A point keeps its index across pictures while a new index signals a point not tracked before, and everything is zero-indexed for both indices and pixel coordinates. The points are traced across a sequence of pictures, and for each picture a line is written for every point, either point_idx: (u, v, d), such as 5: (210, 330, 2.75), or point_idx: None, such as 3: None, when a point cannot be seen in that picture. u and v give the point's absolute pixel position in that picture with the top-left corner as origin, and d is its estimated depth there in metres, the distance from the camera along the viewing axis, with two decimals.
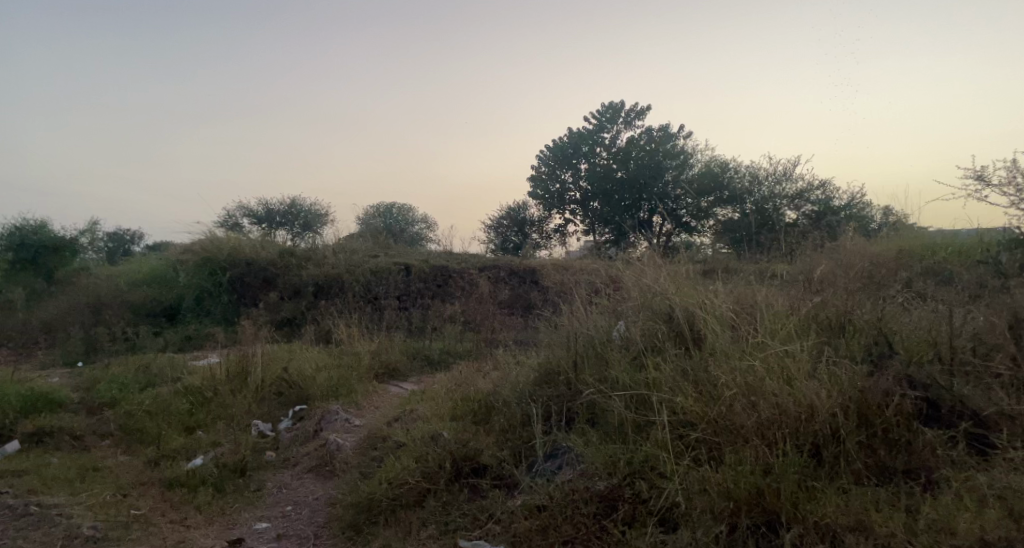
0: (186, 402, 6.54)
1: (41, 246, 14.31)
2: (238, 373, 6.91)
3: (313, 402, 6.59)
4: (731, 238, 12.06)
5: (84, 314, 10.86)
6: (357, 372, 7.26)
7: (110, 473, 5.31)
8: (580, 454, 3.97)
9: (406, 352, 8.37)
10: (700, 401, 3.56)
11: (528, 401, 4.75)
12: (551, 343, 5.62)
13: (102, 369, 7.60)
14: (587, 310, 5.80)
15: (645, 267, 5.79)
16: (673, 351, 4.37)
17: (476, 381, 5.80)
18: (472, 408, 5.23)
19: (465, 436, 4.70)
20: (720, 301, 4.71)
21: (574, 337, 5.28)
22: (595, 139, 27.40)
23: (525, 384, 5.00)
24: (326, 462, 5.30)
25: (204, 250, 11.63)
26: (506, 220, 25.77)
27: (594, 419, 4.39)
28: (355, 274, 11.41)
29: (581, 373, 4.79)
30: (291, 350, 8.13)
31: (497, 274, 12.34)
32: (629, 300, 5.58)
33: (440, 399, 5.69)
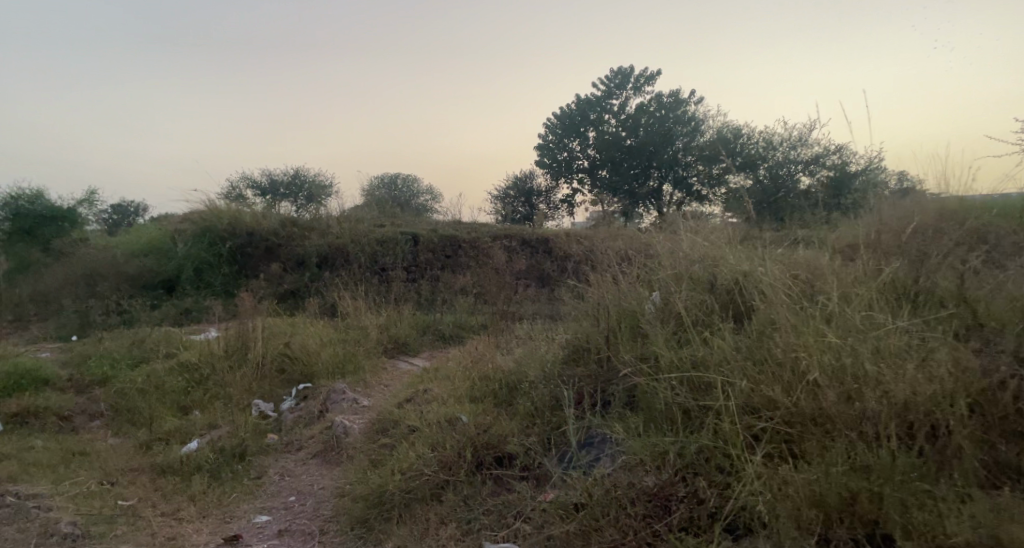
0: (182, 381, 6.07)
1: (36, 217, 13.83)
2: (238, 347, 6.44)
3: (318, 380, 6.12)
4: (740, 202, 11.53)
5: (79, 286, 10.41)
6: (365, 348, 6.77)
7: (98, 457, 4.87)
8: (622, 443, 3.45)
9: (416, 325, 7.88)
10: (768, 384, 3.02)
11: (557, 382, 4.23)
12: (577, 317, 5.09)
13: (95, 344, 7.15)
14: (616, 280, 5.25)
15: (681, 232, 5.22)
16: (725, 326, 3.82)
17: (495, 357, 5.30)
18: (492, 388, 4.73)
19: (486, 421, 4.22)
20: (774, 268, 4.15)
21: (604, 309, 4.75)
22: (603, 106, 26.58)
23: (553, 362, 4.47)
24: (332, 446, 4.85)
25: (203, 218, 11.10)
26: (512, 190, 25.01)
27: (635, 403, 3.86)
28: (360, 244, 10.88)
29: (617, 351, 4.26)
30: (293, 323, 7.64)
31: (508, 244, 11.77)
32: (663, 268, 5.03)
33: (456, 377, 5.20)
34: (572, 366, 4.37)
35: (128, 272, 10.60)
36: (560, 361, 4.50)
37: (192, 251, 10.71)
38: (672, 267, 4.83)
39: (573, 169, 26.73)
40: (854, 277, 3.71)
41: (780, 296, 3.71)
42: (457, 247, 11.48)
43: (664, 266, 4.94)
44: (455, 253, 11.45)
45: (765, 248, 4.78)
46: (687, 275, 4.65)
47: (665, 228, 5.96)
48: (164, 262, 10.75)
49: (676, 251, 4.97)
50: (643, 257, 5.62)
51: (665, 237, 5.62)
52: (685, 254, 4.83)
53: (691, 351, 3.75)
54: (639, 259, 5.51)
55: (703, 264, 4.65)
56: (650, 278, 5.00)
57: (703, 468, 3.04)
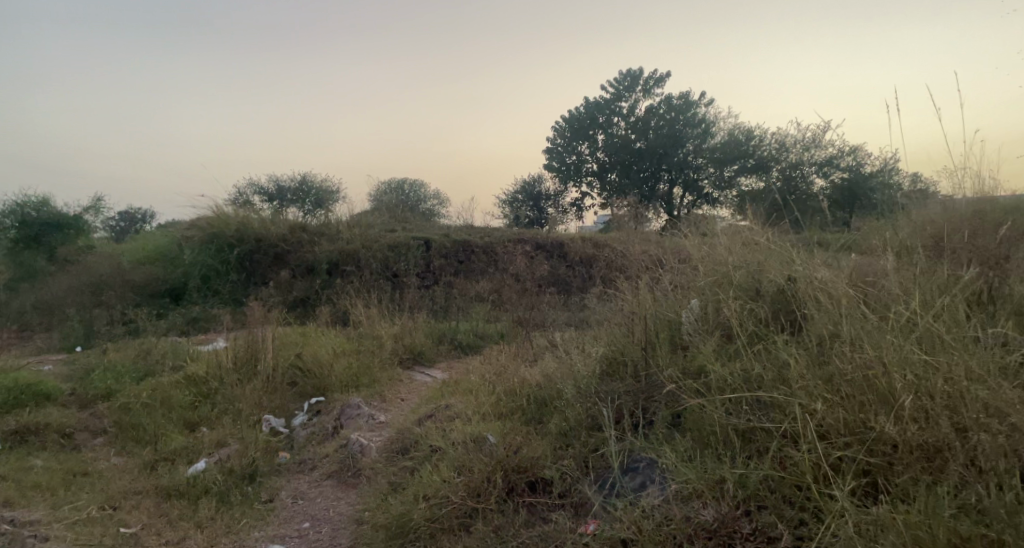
0: (190, 396, 5.78)
1: (43, 224, 13.69)
2: (248, 360, 6.16)
3: (332, 393, 5.81)
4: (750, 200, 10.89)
5: (85, 295, 10.17)
6: (379, 359, 6.47)
7: (100, 479, 4.58)
8: (670, 470, 3.11)
9: (431, 334, 7.58)
10: (844, 406, 2.69)
11: (593, 397, 3.87)
12: (609, 327, 4.76)
13: (99, 356, 6.88)
14: (649, 288, 4.92)
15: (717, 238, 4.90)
16: (781, 339, 3.47)
17: (521, 370, 4.97)
18: (519, 404, 4.41)
19: (516, 441, 3.88)
20: (827, 271, 3.80)
21: (640, 319, 4.43)
22: (612, 109, 26.10)
23: (588, 374, 4.12)
24: (348, 467, 4.54)
25: (210, 225, 10.86)
26: (521, 194, 24.65)
27: (681, 423, 3.52)
28: (371, 249, 10.60)
29: (658, 364, 3.92)
30: (304, 333, 7.34)
31: (522, 248, 11.48)
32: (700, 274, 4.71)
33: (479, 391, 4.88)
34: (608, 380, 4.02)
35: (134, 280, 10.37)
36: (594, 374, 4.14)
37: (200, 259, 10.45)
38: (711, 274, 4.50)
39: (581, 173, 26.37)
40: (922, 278, 3.35)
41: (841, 306, 3.37)
42: (470, 253, 11.22)
43: (702, 273, 4.62)
44: (468, 258, 11.18)
45: (811, 251, 4.44)
46: (729, 282, 4.32)
47: (697, 232, 5.63)
48: (171, 269, 10.51)
49: (715, 258, 4.65)
50: (675, 263, 5.30)
51: (699, 241, 5.29)
52: (726, 260, 4.51)
53: (744, 367, 3.42)
54: (672, 265, 5.18)
55: (746, 269, 4.32)
56: (687, 284, 4.67)
57: (767, 500, 2.69)
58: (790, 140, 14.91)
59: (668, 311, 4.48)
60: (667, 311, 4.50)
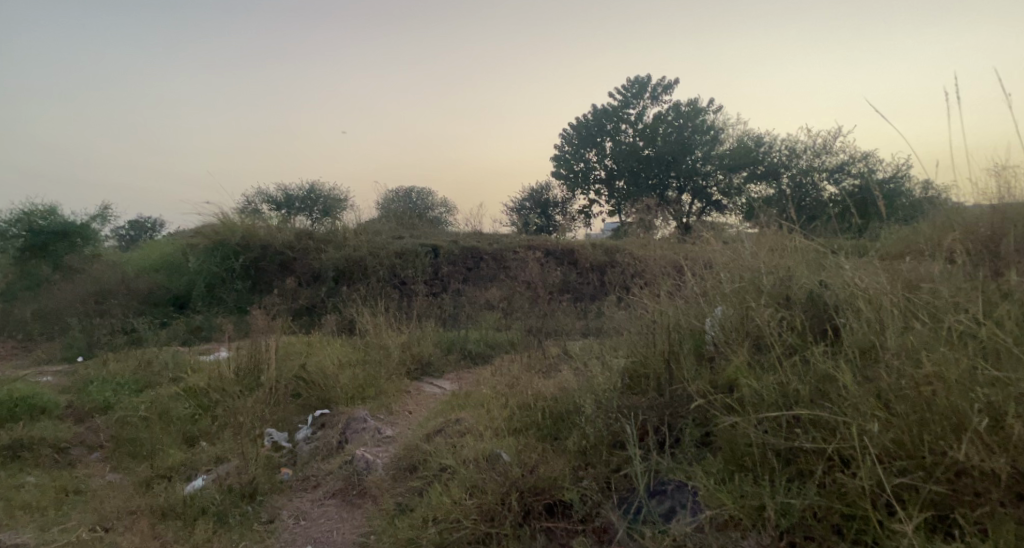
0: (189, 409, 5.57)
1: (49, 233, 13.62)
2: (250, 370, 5.94)
3: (336, 406, 5.57)
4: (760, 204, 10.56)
5: (88, 304, 10.03)
6: (386, 369, 6.23)
7: (94, 498, 4.36)
8: (701, 493, 2.85)
9: (439, 343, 7.34)
10: (901, 428, 2.43)
11: (616, 410, 3.58)
12: (627, 336, 4.48)
13: (99, 366, 6.69)
14: (670, 297, 4.66)
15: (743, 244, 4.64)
16: (818, 350, 3.22)
17: (535, 382, 4.71)
18: (534, 419, 4.13)
19: (532, 459, 3.61)
20: (864, 277, 3.54)
21: (662, 327, 4.16)
22: (619, 116, 25.93)
23: (609, 387, 3.84)
24: (352, 485, 4.29)
25: (215, 233, 10.70)
26: (528, 201, 24.37)
27: (710, 441, 3.27)
28: (378, 257, 10.40)
29: (684, 376, 3.65)
30: (309, 342, 7.12)
31: (531, 255, 11.25)
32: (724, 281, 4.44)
33: (491, 404, 4.62)
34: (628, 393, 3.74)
35: (138, 289, 10.22)
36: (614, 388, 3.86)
37: (204, 266, 10.29)
38: (737, 281, 4.25)
39: (589, 180, 26.10)
40: (973, 285, 3.09)
41: (884, 316, 3.13)
42: (479, 260, 11.03)
43: (725, 279, 4.37)
44: (477, 266, 10.98)
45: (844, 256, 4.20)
46: (756, 290, 4.06)
47: (719, 239, 5.38)
48: (175, 278, 10.36)
49: (741, 265, 4.41)
50: (696, 270, 5.05)
51: (721, 248, 5.05)
52: (753, 268, 4.26)
53: (778, 381, 3.17)
54: (694, 272, 4.93)
55: (775, 276, 4.07)
56: (711, 292, 4.41)
57: (813, 530, 2.43)
58: (800, 146, 14.70)
59: (693, 321, 4.22)
60: (691, 322, 4.25)
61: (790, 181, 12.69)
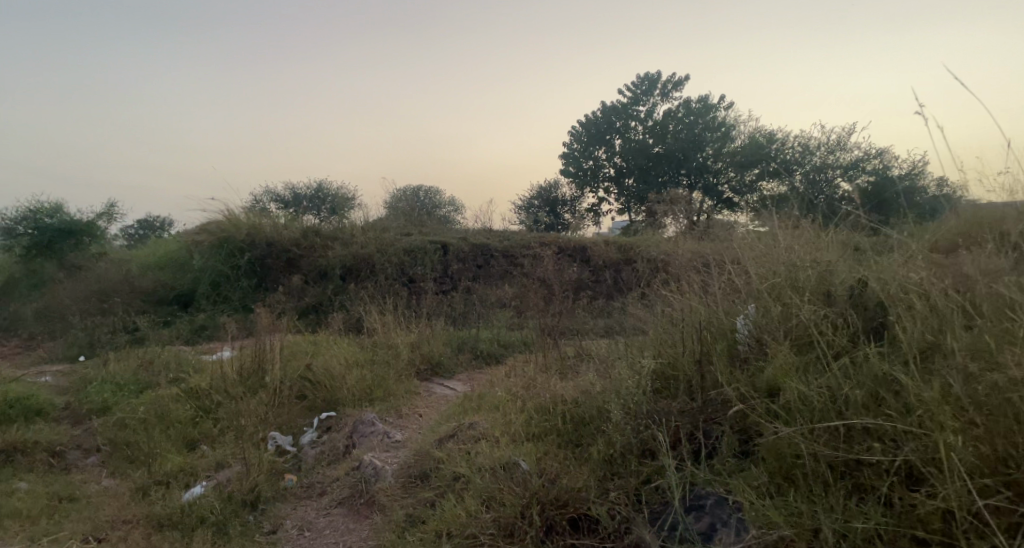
0: (191, 411, 5.34)
1: (55, 231, 13.51)
2: (254, 371, 5.70)
3: (343, 408, 5.32)
4: (776, 202, 10.23)
5: (92, 303, 9.86)
6: (395, 369, 5.98)
7: (88, 506, 4.13)
8: (745, 510, 2.55)
9: (450, 343, 7.10)
10: (983, 440, 2.13)
11: (647, 413, 3.28)
12: (653, 335, 4.19)
13: (99, 366, 6.48)
14: (698, 293, 4.37)
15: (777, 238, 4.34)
16: (870, 352, 2.93)
17: (553, 384, 4.43)
18: (553, 424, 3.84)
19: (553, 468, 3.32)
20: (916, 273, 3.26)
21: (692, 326, 3.87)
22: (628, 113, 25.33)
23: (645, 381, 3.49)
24: (359, 492, 4.03)
25: (221, 229, 10.50)
26: (537, 199, 23.98)
27: (749, 452, 2.98)
28: (386, 254, 10.16)
29: (718, 379, 3.37)
30: (315, 342, 6.89)
31: (542, 253, 11.00)
32: (754, 276, 4.15)
33: (506, 407, 4.34)
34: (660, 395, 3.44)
35: (143, 287, 10.05)
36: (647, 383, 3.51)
37: (210, 264, 10.09)
38: (773, 277, 3.96)
39: (598, 178, 25.60)
40: None
41: (945, 315, 2.84)
42: (489, 258, 10.78)
43: (759, 275, 4.07)
44: (487, 263, 10.75)
45: (888, 251, 3.90)
46: (793, 287, 3.78)
47: (747, 235, 5.06)
48: (180, 275, 10.18)
49: (776, 260, 4.12)
50: (724, 266, 4.75)
51: (751, 244, 4.74)
52: (789, 264, 3.97)
53: (826, 385, 2.87)
54: (723, 268, 4.63)
55: (815, 272, 3.78)
56: (743, 289, 4.11)
57: None
58: (812, 144, 14.46)
59: (725, 321, 3.93)
60: (723, 321, 3.96)
61: (804, 178, 12.39)
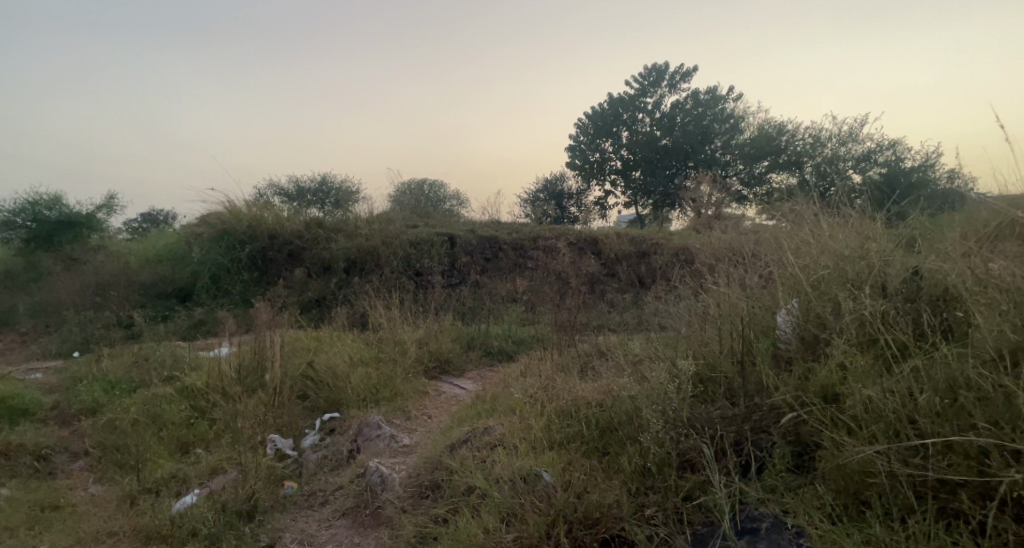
0: (185, 412, 5.02)
1: (54, 223, 13.28)
2: (254, 369, 5.43)
3: (347, 409, 4.99)
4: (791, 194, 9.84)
5: (89, 297, 9.58)
6: (402, 367, 5.65)
7: (70, 515, 3.82)
8: (812, 537, 2.19)
9: (459, 339, 6.76)
10: None
11: (687, 419, 2.87)
12: (686, 331, 3.81)
13: (91, 363, 6.18)
14: (734, 284, 3.98)
15: (822, 227, 3.95)
16: (945, 352, 2.56)
17: (574, 385, 4.08)
18: (577, 429, 3.48)
19: (580, 481, 2.97)
20: (991, 263, 2.88)
21: (731, 323, 3.49)
22: (635, 105, 24.65)
23: (689, 377, 3.04)
24: (365, 502, 3.69)
25: (221, 221, 10.17)
26: (543, 193, 23.49)
27: (807, 467, 2.61)
28: (392, 246, 9.83)
29: (764, 383, 3.00)
30: (318, 337, 6.57)
31: (552, 246, 10.65)
32: (796, 267, 3.76)
33: (524, 409, 3.98)
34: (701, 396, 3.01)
35: (141, 280, 9.76)
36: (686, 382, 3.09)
37: (209, 256, 9.77)
38: (817, 268, 3.59)
39: (605, 171, 25.08)
40: None
41: None
42: (498, 250, 10.44)
43: (801, 266, 3.70)
44: (495, 256, 10.41)
45: (948, 241, 3.52)
46: (843, 279, 3.40)
47: (783, 225, 4.65)
48: (179, 269, 9.88)
49: (822, 250, 3.74)
50: (760, 257, 4.36)
51: (789, 234, 4.35)
52: (837, 256, 3.59)
53: (895, 390, 2.51)
54: (761, 259, 4.24)
55: (865, 262, 3.41)
56: (785, 282, 3.74)
57: None
58: (825, 135, 14.12)
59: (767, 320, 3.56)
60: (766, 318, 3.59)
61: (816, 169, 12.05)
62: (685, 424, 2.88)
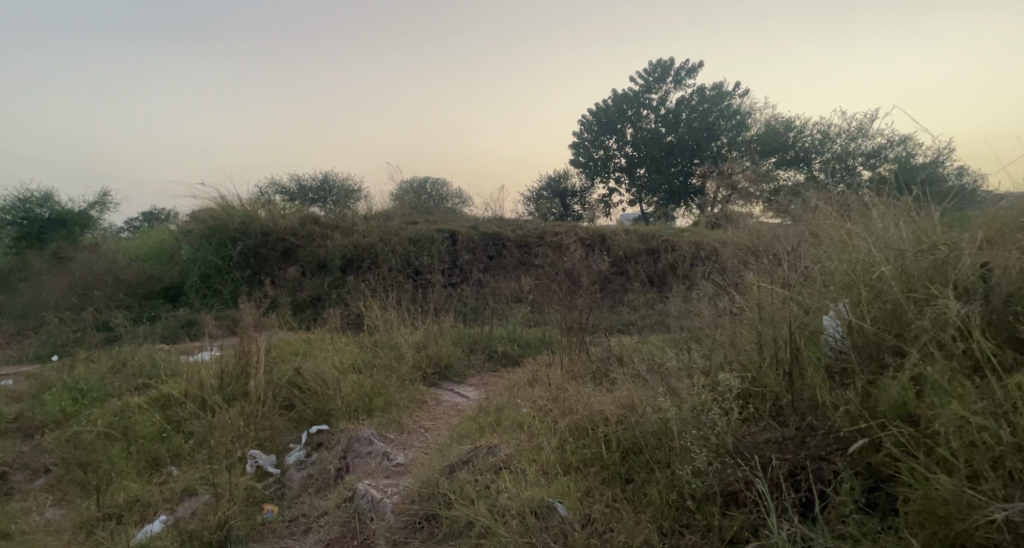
0: (158, 425, 4.58)
1: (44, 221, 12.89)
2: (237, 376, 5.00)
3: (336, 421, 4.52)
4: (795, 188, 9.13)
5: (73, 298, 9.16)
6: (397, 374, 5.18)
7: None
8: None
9: (460, 343, 6.31)
10: None
11: (734, 444, 2.34)
12: (718, 333, 3.31)
13: (65, 369, 5.75)
14: (772, 280, 3.49)
15: (872, 214, 3.44)
16: None
17: (589, 396, 3.59)
18: (595, 451, 2.99)
19: (602, 516, 2.49)
20: None
21: (771, 326, 2.98)
22: (641, 101, 24.17)
23: (737, 394, 2.51)
24: (351, 533, 3.16)
25: (212, 217, 9.73)
26: (546, 190, 22.94)
27: (884, 505, 2.09)
28: (391, 243, 9.38)
29: (820, 400, 2.48)
30: (309, 340, 6.11)
31: (558, 243, 10.18)
32: (844, 258, 3.22)
33: (532, 424, 3.49)
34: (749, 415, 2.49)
35: (128, 279, 9.33)
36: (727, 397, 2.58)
37: (199, 254, 9.33)
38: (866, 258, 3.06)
39: (608, 168, 24.32)
40: None
41: None
42: (501, 248, 9.99)
43: (848, 257, 3.17)
44: (498, 253, 9.97)
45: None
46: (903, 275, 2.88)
47: (821, 214, 4.14)
48: (168, 267, 9.44)
49: (874, 238, 3.20)
50: (797, 251, 3.87)
51: (832, 224, 3.83)
52: (890, 243, 3.05)
53: (995, 409, 1.99)
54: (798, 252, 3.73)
55: (927, 252, 2.88)
56: (831, 275, 3.24)
57: None
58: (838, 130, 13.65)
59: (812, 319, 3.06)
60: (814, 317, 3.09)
61: (832, 164, 11.60)
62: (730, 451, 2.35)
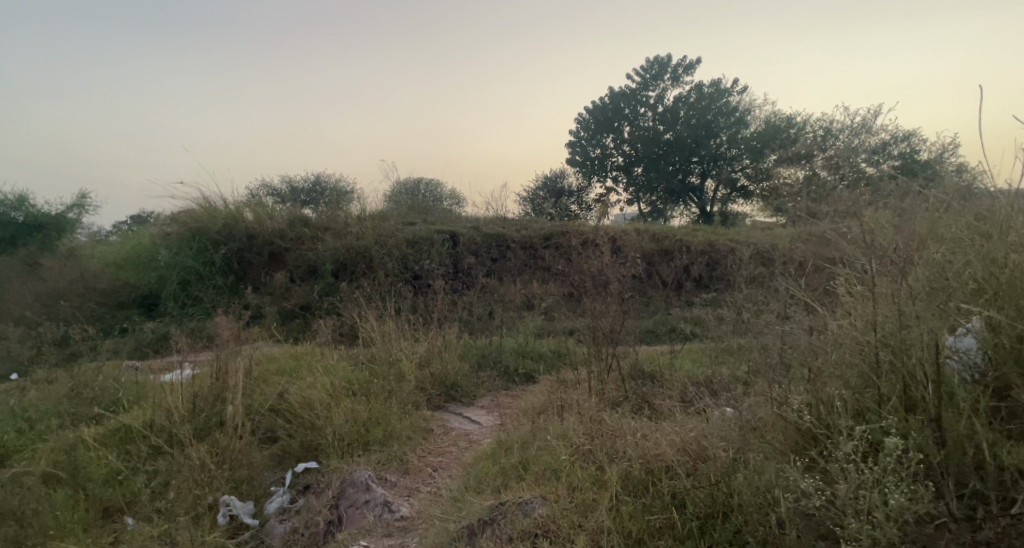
0: (115, 464, 3.85)
1: (17, 226, 12.13)
2: (211, 402, 4.28)
3: (327, 458, 3.82)
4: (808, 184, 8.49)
5: (40, 309, 8.41)
6: (398, 398, 4.49)
7: None
8: None
9: (466, 357, 5.62)
10: None
11: (899, 539, 1.60)
12: (802, 354, 2.65)
13: (14, 395, 5.01)
14: (856, 273, 2.78)
15: (985, 186, 2.73)
16: None
17: (639, 434, 2.88)
18: (663, 515, 2.27)
19: None
20: None
21: (879, 335, 2.25)
22: (637, 99, 23.22)
23: (894, 453, 1.73)
24: None
25: (192, 219, 8.99)
26: (543, 189, 22.19)
27: None
28: (386, 246, 8.68)
29: (988, 458, 1.77)
30: (297, 356, 5.39)
31: (565, 244, 9.52)
32: (960, 249, 2.48)
33: (570, 471, 2.79)
34: (904, 474, 1.73)
35: (101, 288, 8.59)
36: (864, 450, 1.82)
37: (179, 259, 8.59)
38: (997, 248, 2.32)
39: (606, 167, 23.66)
40: None
41: None
42: (505, 250, 9.32)
43: (964, 251, 2.45)
44: (502, 256, 9.30)
45: None
46: None
47: (893, 198, 3.47)
48: (145, 274, 8.71)
49: (997, 225, 2.47)
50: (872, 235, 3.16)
51: (913, 206, 3.16)
52: None
53: None
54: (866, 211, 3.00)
55: None
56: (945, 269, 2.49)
57: None
58: None
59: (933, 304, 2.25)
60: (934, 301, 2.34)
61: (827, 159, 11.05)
62: (888, 547, 1.62)
